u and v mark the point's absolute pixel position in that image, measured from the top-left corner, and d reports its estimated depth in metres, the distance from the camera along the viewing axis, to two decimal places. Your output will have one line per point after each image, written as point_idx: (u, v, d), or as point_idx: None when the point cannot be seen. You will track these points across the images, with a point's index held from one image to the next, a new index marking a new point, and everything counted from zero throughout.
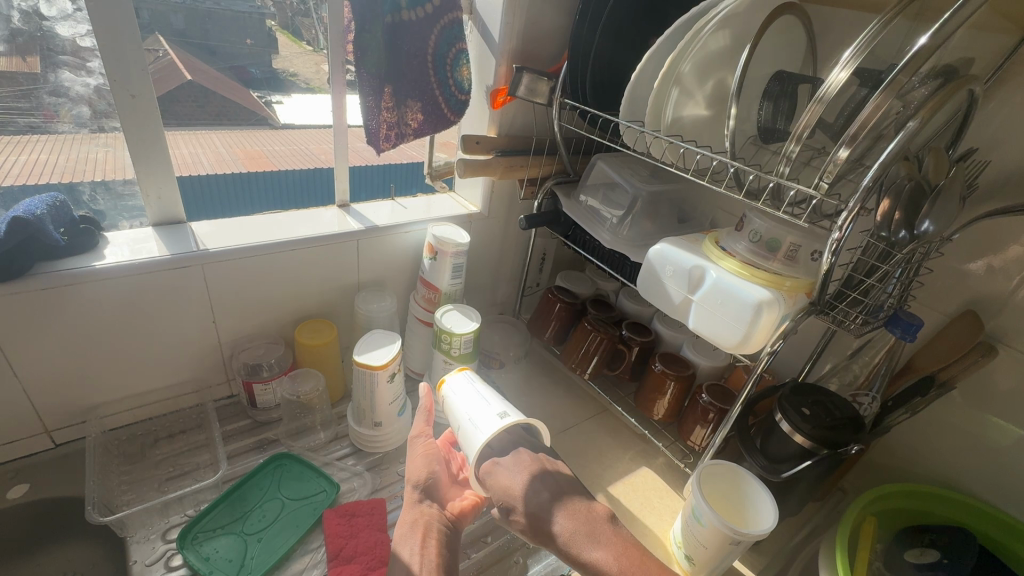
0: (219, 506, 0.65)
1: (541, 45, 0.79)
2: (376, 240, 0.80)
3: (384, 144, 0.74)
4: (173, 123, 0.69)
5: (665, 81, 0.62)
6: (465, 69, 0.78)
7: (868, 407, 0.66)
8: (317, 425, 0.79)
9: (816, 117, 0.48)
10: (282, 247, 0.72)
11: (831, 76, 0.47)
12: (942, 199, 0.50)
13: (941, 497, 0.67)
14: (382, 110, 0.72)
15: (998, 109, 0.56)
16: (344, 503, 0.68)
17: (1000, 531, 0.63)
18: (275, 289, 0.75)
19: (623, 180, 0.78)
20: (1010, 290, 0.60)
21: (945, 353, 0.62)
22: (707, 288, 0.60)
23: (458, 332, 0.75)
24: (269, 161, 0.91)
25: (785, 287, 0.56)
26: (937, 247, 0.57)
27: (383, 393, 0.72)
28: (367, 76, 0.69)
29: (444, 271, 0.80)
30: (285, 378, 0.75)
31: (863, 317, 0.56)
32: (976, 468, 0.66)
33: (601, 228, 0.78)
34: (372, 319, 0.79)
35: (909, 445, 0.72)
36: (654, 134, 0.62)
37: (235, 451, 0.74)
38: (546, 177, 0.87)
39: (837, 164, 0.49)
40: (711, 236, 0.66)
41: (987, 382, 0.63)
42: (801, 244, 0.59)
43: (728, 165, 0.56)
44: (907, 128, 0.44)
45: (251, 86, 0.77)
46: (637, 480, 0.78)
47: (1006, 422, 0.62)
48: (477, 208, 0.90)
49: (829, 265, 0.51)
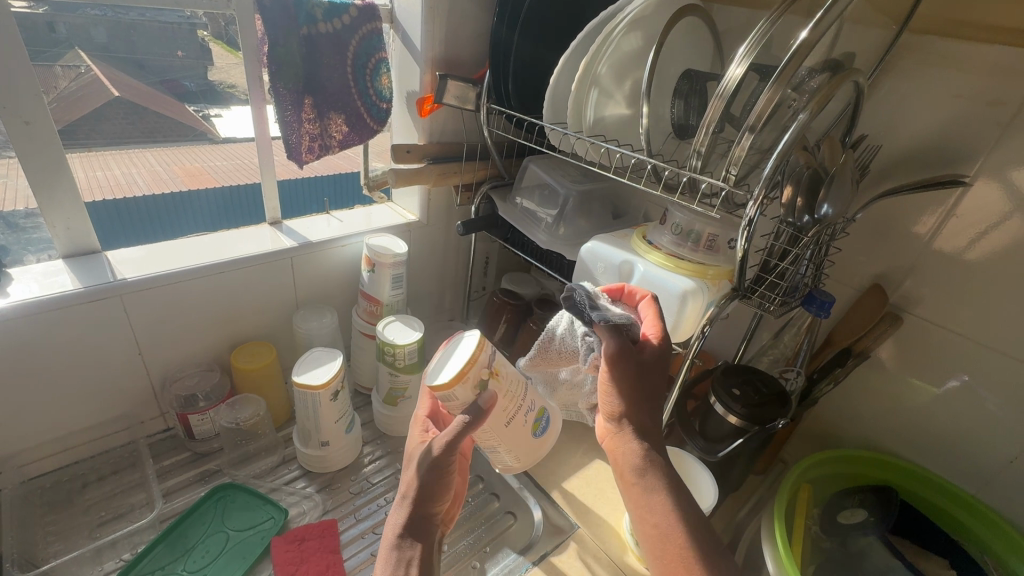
0: (160, 546, 0.63)
1: (465, 51, 0.80)
2: (314, 256, 0.79)
3: (306, 156, 0.73)
4: (102, 142, 0.68)
5: (583, 83, 0.64)
6: (385, 78, 0.78)
7: (795, 382, 0.71)
8: (262, 451, 0.76)
9: (719, 111, 0.51)
10: (211, 271, 0.69)
11: (729, 72, 0.50)
12: (837, 183, 0.53)
13: (867, 459, 0.72)
14: (302, 122, 0.71)
15: (885, 96, 0.61)
16: (292, 528, 0.66)
17: (915, 484, 0.69)
18: (210, 314, 0.72)
19: (553, 181, 0.80)
20: (907, 264, 0.65)
21: (859, 325, 0.66)
22: (637, 281, 0.63)
23: (401, 343, 0.74)
24: (211, 177, 0.88)
25: (708, 276, 0.59)
26: (841, 227, 0.61)
27: (327, 412, 0.70)
28: (283, 91, 0.68)
29: (384, 283, 0.79)
30: (222, 406, 0.72)
31: (781, 299, 0.59)
32: (894, 428, 0.72)
33: (536, 229, 0.79)
34: (312, 337, 0.77)
35: (836, 413, 0.77)
36: (576, 136, 0.64)
37: (174, 486, 0.71)
38: (481, 181, 0.87)
39: (741, 155, 0.50)
40: (639, 231, 0.68)
41: (898, 348, 0.68)
42: (720, 234, 0.61)
43: (646, 163, 0.58)
44: (799, 120, 0.47)
45: (187, 99, 0.76)
46: (589, 473, 0.79)
47: (917, 383, 0.68)
48: (415, 216, 0.89)
49: (743, 252, 0.54)
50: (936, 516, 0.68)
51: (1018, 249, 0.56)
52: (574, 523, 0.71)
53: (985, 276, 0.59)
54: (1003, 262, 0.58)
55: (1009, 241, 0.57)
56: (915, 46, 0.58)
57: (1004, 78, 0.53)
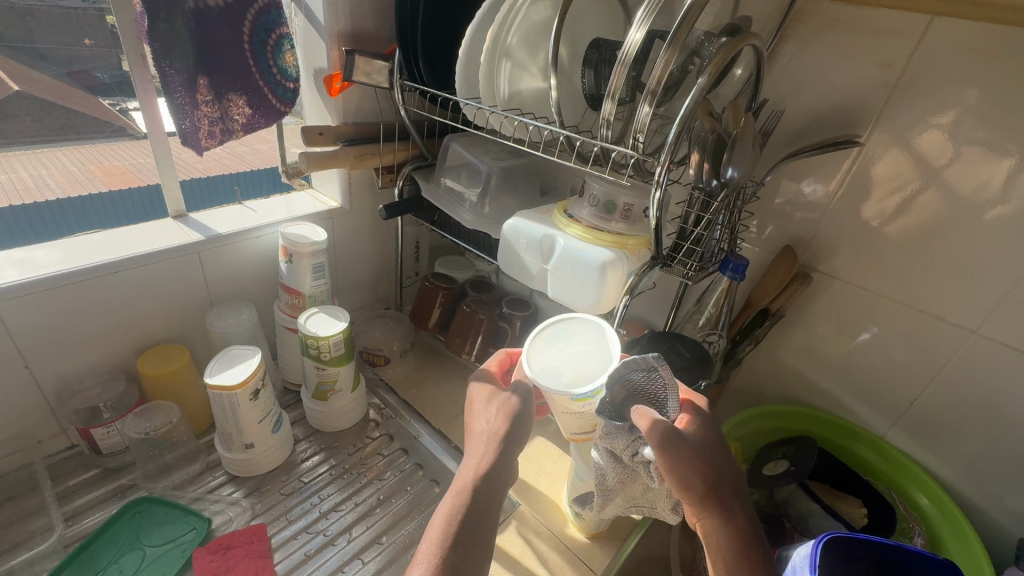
0: (65, 572, 0.58)
1: (374, 25, 0.76)
2: (222, 249, 0.73)
3: (206, 143, 0.68)
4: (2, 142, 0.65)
5: (493, 54, 0.62)
6: (290, 55, 0.73)
7: (718, 345, 0.72)
8: (182, 460, 0.72)
9: (622, 78, 0.50)
10: (103, 270, 0.63)
11: (630, 37, 0.49)
12: (739, 146, 0.54)
13: (789, 412, 0.76)
14: (198, 106, 0.66)
15: (786, 63, 0.63)
16: (217, 536, 0.63)
17: (827, 429, 0.74)
18: (108, 319, 0.66)
19: (475, 158, 0.78)
20: (815, 225, 0.68)
21: (773, 288, 0.68)
22: (558, 256, 0.62)
23: (324, 335, 0.71)
24: (131, 174, 0.80)
25: (628, 247, 0.60)
26: (751, 191, 0.64)
27: (247, 413, 0.66)
28: (169, 70, 0.62)
29: (304, 274, 0.75)
30: (129, 416, 0.67)
31: (698, 264, 0.61)
32: (812, 382, 0.76)
33: (461, 209, 0.77)
34: (228, 335, 0.73)
35: (760, 372, 0.81)
36: (490, 110, 0.62)
37: (82, 507, 0.65)
38: (404, 163, 0.84)
39: (644, 122, 0.51)
40: (561, 205, 0.67)
41: (811, 306, 0.72)
42: (635, 204, 0.61)
43: (559, 135, 0.57)
44: (697, 85, 0.48)
45: (99, 91, 0.69)
46: (530, 451, 0.80)
47: (829, 338, 0.72)
48: (337, 203, 0.85)
49: (656, 221, 0.54)
50: (857, 465, 0.73)
51: (912, 204, 0.60)
52: (515, 501, 0.71)
53: (887, 233, 0.63)
54: (900, 218, 0.61)
55: (902, 198, 0.60)
56: (810, 12, 0.60)
57: (889, 41, 0.56)
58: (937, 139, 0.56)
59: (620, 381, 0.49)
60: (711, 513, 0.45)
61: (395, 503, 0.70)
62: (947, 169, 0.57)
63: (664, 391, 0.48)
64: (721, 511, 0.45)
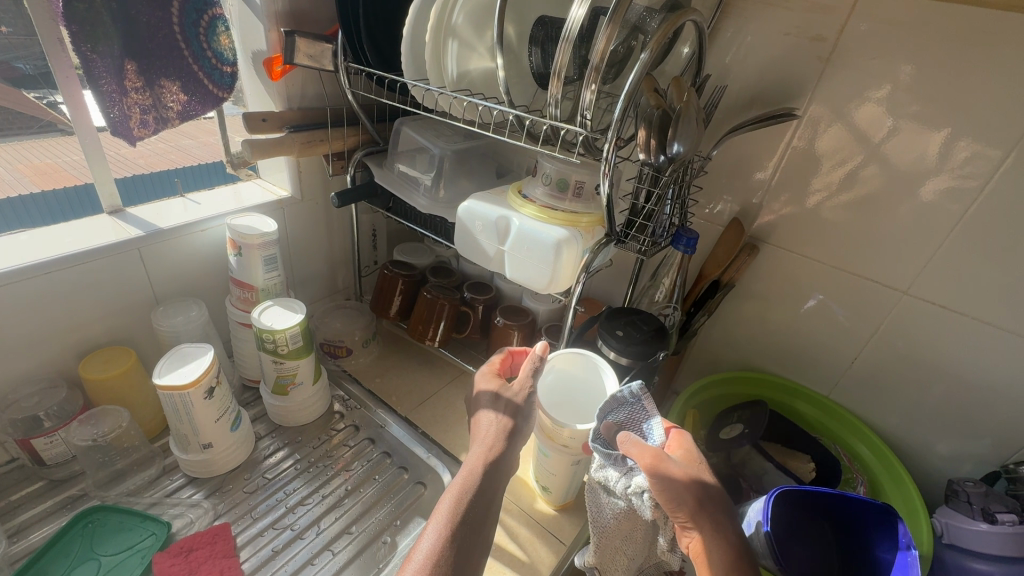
0: None
1: (314, 4, 0.73)
2: (165, 244, 0.70)
3: (138, 131, 0.64)
4: None
5: (439, 33, 0.61)
6: (224, 38, 0.70)
7: (673, 318, 0.75)
8: (136, 465, 0.69)
9: (567, 55, 0.50)
10: (33, 272, 0.59)
11: (572, 14, 0.49)
12: (683, 120, 0.54)
13: (747, 377, 0.80)
14: (127, 92, 0.62)
15: (728, 39, 0.65)
16: (177, 540, 0.61)
17: (782, 394, 0.78)
18: (42, 323, 0.63)
19: (427, 142, 0.77)
20: (761, 197, 0.70)
21: (723, 257, 0.71)
22: (514, 236, 0.62)
23: (280, 329, 0.69)
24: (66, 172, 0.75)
25: (582, 224, 0.61)
26: (698, 164, 0.66)
27: (202, 413, 0.64)
28: (92, 55, 0.58)
29: (255, 267, 0.72)
30: (73, 423, 0.64)
31: (650, 240, 0.62)
32: (763, 348, 0.80)
33: (416, 193, 0.76)
34: (177, 334, 0.70)
35: (715, 342, 0.84)
36: (439, 91, 0.61)
37: (29, 521, 0.62)
38: (354, 149, 0.82)
39: (589, 100, 0.51)
40: (515, 186, 0.67)
41: (760, 275, 0.75)
42: (587, 180, 0.62)
43: (509, 114, 0.57)
44: (640, 61, 0.48)
45: (23, 85, 0.62)
46: None
47: (777, 306, 0.75)
48: (287, 192, 0.83)
49: (607, 198, 0.55)
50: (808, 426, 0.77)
51: (850, 176, 0.63)
52: None
53: (828, 203, 0.66)
54: (841, 189, 0.64)
55: (841, 170, 0.63)
56: None
57: (825, 17, 0.58)
58: (873, 113, 0.59)
59: (607, 417, 0.53)
60: (705, 530, 0.44)
61: (364, 492, 0.70)
62: (884, 143, 0.60)
63: (651, 418, 0.53)
64: (714, 527, 0.44)
